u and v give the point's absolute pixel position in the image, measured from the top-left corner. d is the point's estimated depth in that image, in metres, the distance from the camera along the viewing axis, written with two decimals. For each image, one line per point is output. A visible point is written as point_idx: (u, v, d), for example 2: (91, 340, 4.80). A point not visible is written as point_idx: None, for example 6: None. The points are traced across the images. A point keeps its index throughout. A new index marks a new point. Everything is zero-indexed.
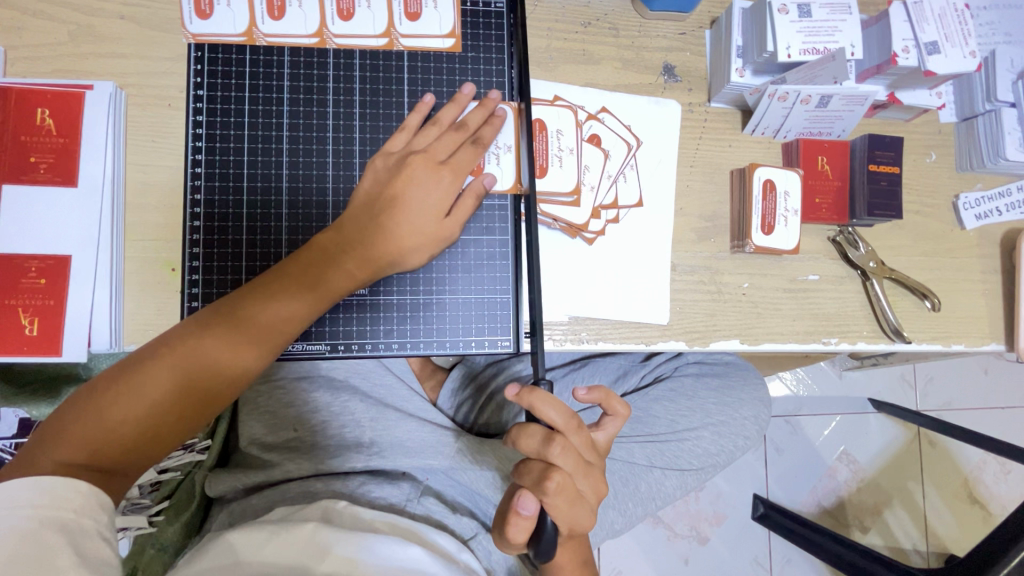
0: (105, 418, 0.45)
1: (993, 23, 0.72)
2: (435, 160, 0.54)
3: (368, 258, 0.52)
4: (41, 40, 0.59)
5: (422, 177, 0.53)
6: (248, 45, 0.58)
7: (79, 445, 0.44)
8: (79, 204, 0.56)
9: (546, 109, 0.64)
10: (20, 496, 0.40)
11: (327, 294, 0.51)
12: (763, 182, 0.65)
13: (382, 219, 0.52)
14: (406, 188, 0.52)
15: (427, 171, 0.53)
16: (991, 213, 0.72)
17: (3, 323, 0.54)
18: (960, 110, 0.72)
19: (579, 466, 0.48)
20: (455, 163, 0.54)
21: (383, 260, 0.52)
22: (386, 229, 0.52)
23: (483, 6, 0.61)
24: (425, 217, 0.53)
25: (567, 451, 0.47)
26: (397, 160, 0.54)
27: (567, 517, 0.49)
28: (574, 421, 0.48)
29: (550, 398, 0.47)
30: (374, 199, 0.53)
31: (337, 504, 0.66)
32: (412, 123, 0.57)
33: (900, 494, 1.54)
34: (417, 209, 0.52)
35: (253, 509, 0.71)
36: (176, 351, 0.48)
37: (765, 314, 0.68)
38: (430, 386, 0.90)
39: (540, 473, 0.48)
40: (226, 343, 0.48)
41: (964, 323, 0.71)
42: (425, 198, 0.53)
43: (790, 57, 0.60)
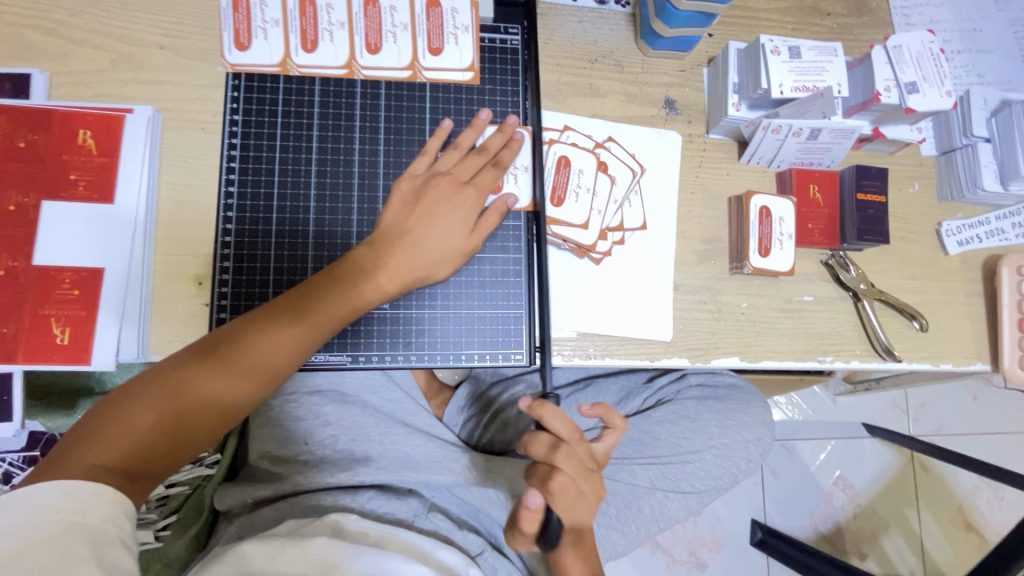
0: (140, 421, 0.47)
1: (967, 66, 0.79)
2: (459, 181, 0.58)
3: (393, 273, 0.55)
4: (84, 67, 0.63)
5: (447, 199, 0.57)
6: (282, 75, 0.62)
7: (109, 448, 0.46)
8: (114, 220, 0.59)
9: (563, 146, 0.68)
10: (51, 499, 0.42)
11: (354, 307, 0.54)
12: (759, 209, 0.69)
13: (409, 236, 0.56)
14: (432, 210, 0.56)
15: (451, 192, 0.58)
16: (972, 240, 0.77)
17: (35, 332, 0.56)
18: (940, 144, 0.77)
19: (582, 470, 0.51)
20: (478, 184, 0.59)
21: (408, 275, 0.55)
22: (414, 243, 0.56)
23: (500, 42, 0.66)
24: (449, 233, 0.57)
25: (571, 455, 0.51)
26: (422, 180, 0.58)
27: (568, 517, 0.52)
28: (582, 428, 0.52)
29: (554, 408, 0.50)
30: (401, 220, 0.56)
31: (347, 519, 0.67)
32: (434, 148, 0.61)
33: (896, 520, 1.55)
34: (444, 226, 0.56)
35: (262, 522, 0.72)
36: (211, 359, 0.50)
37: (763, 333, 0.71)
38: (436, 403, 0.91)
39: (546, 474, 0.51)
40: (258, 352, 0.50)
41: (950, 344, 0.75)
42: (450, 218, 0.57)
43: (783, 93, 0.65)
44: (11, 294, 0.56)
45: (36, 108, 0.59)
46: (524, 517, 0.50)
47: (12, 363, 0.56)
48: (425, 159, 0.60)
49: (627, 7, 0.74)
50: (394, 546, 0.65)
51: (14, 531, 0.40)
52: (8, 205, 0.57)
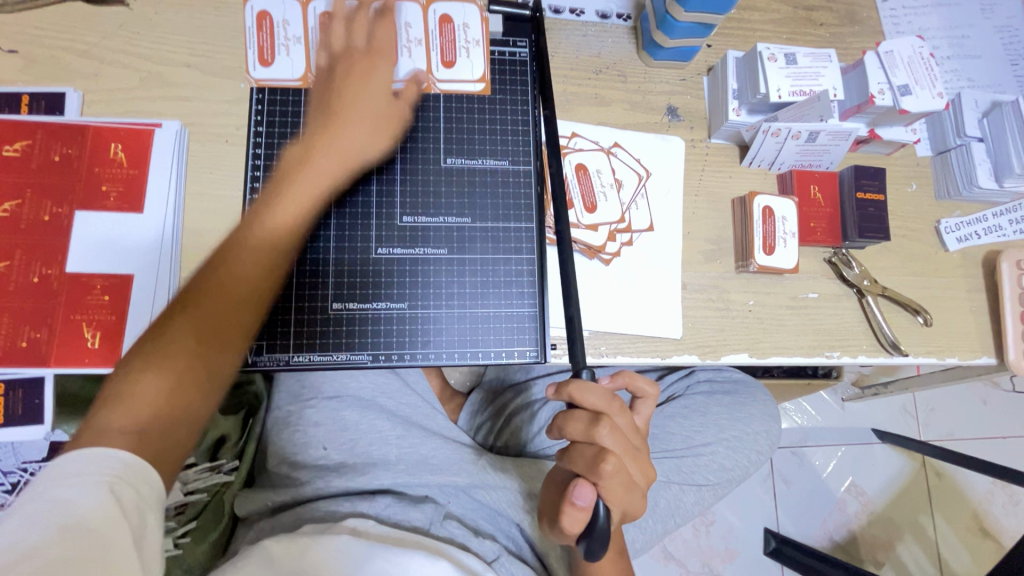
0: (142, 396, 0.45)
1: (957, 70, 0.82)
2: (359, 46, 0.62)
3: (317, 167, 0.57)
4: (115, 86, 0.66)
5: (359, 70, 0.60)
6: (304, 88, 0.65)
7: (121, 415, 0.44)
8: (143, 227, 0.62)
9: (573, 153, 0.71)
10: (79, 466, 0.40)
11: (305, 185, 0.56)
12: (762, 208, 0.71)
13: (297, 169, 0.56)
14: (352, 80, 0.60)
15: (362, 64, 0.61)
16: (971, 236, 0.79)
17: (66, 336, 0.58)
18: (935, 144, 0.80)
19: (630, 447, 0.45)
20: (378, 45, 0.62)
21: (342, 151, 0.58)
22: (327, 145, 0.57)
23: (509, 55, 0.69)
24: (377, 99, 0.60)
25: (615, 431, 0.44)
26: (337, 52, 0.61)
27: (621, 506, 0.45)
28: (618, 399, 0.45)
29: (586, 384, 0.44)
30: (304, 148, 0.57)
31: (366, 522, 0.68)
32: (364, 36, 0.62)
33: (911, 527, 1.54)
34: (374, 88, 0.60)
35: (282, 526, 0.73)
36: (178, 318, 0.49)
37: (770, 330, 0.72)
38: (451, 408, 0.95)
39: (592, 457, 0.44)
40: (218, 282, 0.51)
41: (956, 338, 0.76)
42: (369, 88, 0.60)
43: (781, 98, 0.68)
44: (44, 300, 0.58)
45: (70, 124, 0.62)
46: (571, 515, 0.44)
47: (45, 367, 0.58)
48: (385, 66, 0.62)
49: (628, 21, 0.77)
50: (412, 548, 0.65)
51: (38, 517, 0.38)
52: (43, 216, 0.60)
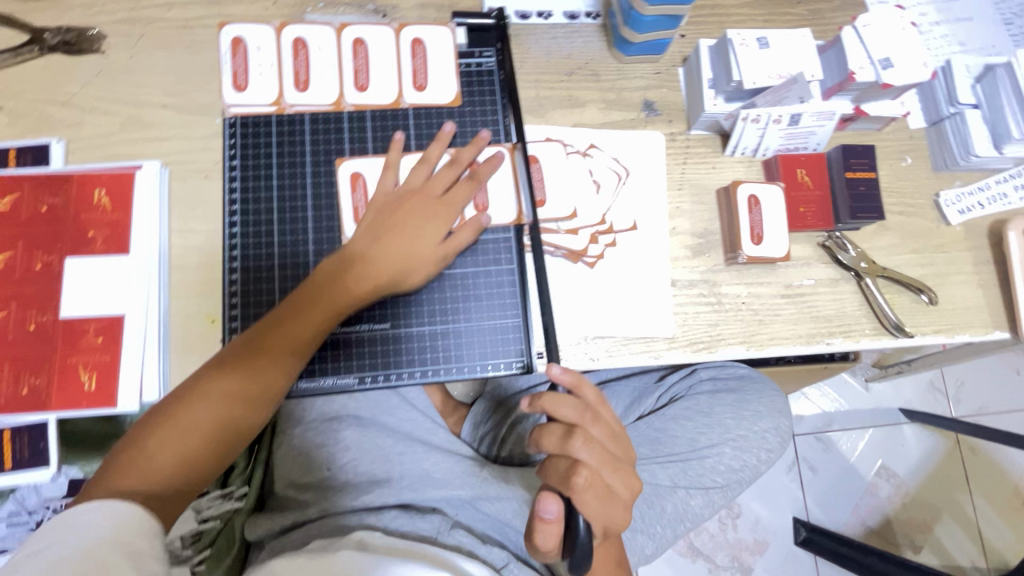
0: (147, 465, 0.50)
1: (947, 35, 0.79)
2: (430, 196, 0.62)
3: (368, 285, 0.59)
4: (97, 132, 0.68)
5: (418, 211, 0.61)
6: (277, 113, 0.65)
7: (130, 479, 0.49)
8: (130, 268, 0.63)
9: (541, 147, 0.70)
10: (91, 518, 0.44)
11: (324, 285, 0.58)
12: (747, 197, 0.70)
13: (359, 258, 0.59)
14: (405, 219, 0.60)
15: (423, 206, 0.61)
16: (974, 207, 0.75)
17: (64, 380, 0.60)
18: (929, 115, 0.77)
19: (605, 458, 0.46)
20: (450, 200, 0.62)
21: (379, 265, 0.59)
22: (406, 235, 0.60)
23: (476, 67, 0.69)
24: (431, 234, 0.60)
25: (589, 443, 0.45)
26: (395, 197, 0.62)
27: (601, 519, 0.46)
28: (590, 411, 0.46)
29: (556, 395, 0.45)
30: (359, 269, 0.59)
31: (372, 535, 0.69)
32: (434, 154, 0.64)
33: (949, 507, 1.48)
34: (410, 269, 0.60)
35: (290, 545, 0.73)
36: (186, 404, 0.53)
37: (766, 321, 0.71)
38: (454, 421, 0.92)
39: (565, 469, 0.45)
40: (242, 370, 0.55)
41: (964, 315, 0.73)
42: (420, 228, 0.60)
43: (756, 84, 0.67)
44: (41, 346, 0.60)
45: (56, 174, 0.64)
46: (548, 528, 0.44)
47: (45, 411, 0.59)
48: (426, 167, 0.63)
49: (598, 18, 0.76)
50: (416, 556, 0.66)
51: (55, 560, 0.41)
52: (36, 265, 0.62)
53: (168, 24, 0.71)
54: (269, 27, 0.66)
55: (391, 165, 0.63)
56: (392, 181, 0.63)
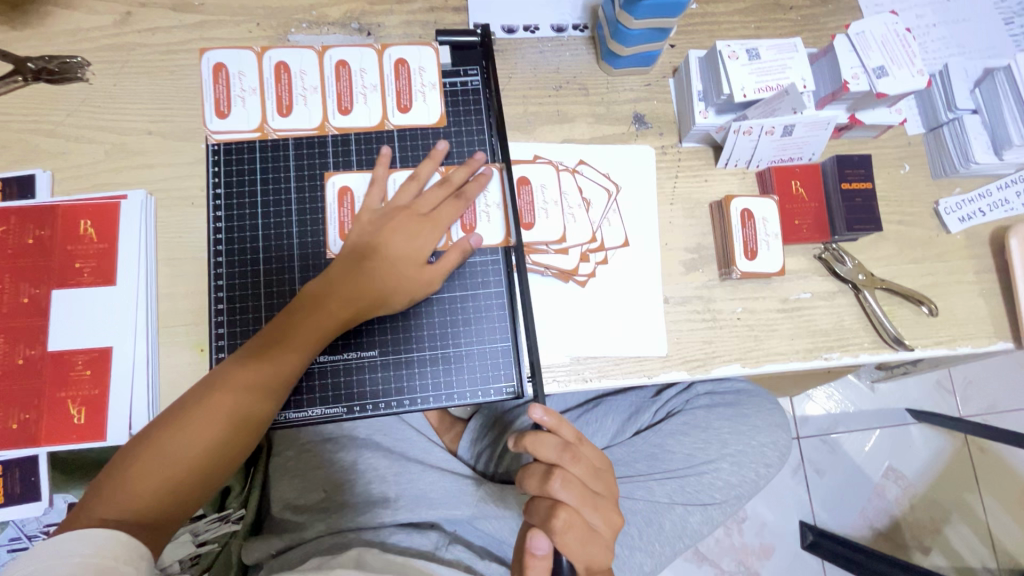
0: (131, 489, 0.50)
1: (945, 38, 0.77)
2: (419, 214, 0.61)
3: (357, 310, 0.58)
4: (82, 161, 0.67)
5: (404, 232, 0.60)
6: (261, 139, 0.65)
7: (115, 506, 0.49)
8: (117, 300, 0.63)
9: (529, 167, 0.69)
10: (73, 548, 0.44)
11: (311, 307, 0.58)
12: (741, 212, 0.68)
13: (346, 278, 0.58)
14: (391, 241, 0.60)
15: (409, 226, 0.60)
16: (975, 214, 0.74)
17: (53, 413, 0.60)
18: (926, 121, 0.75)
19: (585, 498, 0.48)
20: (437, 218, 0.61)
21: (365, 288, 0.58)
22: (395, 256, 0.59)
23: (461, 85, 0.68)
24: (416, 256, 0.60)
25: (569, 483, 0.48)
26: (384, 215, 0.61)
27: (582, 557, 0.48)
28: (569, 451, 0.49)
29: (538, 437, 0.48)
30: (347, 292, 0.58)
31: (370, 551, 0.69)
32: (424, 173, 0.63)
33: (958, 508, 1.46)
34: (395, 292, 0.59)
35: (290, 564, 0.74)
36: (170, 429, 0.53)
37: (762, 336, 0.69)
38: (450, 438, 0.90)
39: (547, 509, 0.48)
40: (228, 392, 0.54)
41: (966, 325, 0.72)
42: (405, 250, 0.60)
43: (746, 96, 0.65)
44: (30, 381, 0.60)
45: (41, 206, 0.64)
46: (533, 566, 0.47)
47: (36, 446, 0.59)
48: (414, 185, 0.62)
49: (586, 31, 0.75)
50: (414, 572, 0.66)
51: None
52: (23, 298, 0.62)
53: (151, 50, 0.70)
54: (251, 51, 0.67)
55: (378, 181, 0.63)
56: (377, 199, 0.63)
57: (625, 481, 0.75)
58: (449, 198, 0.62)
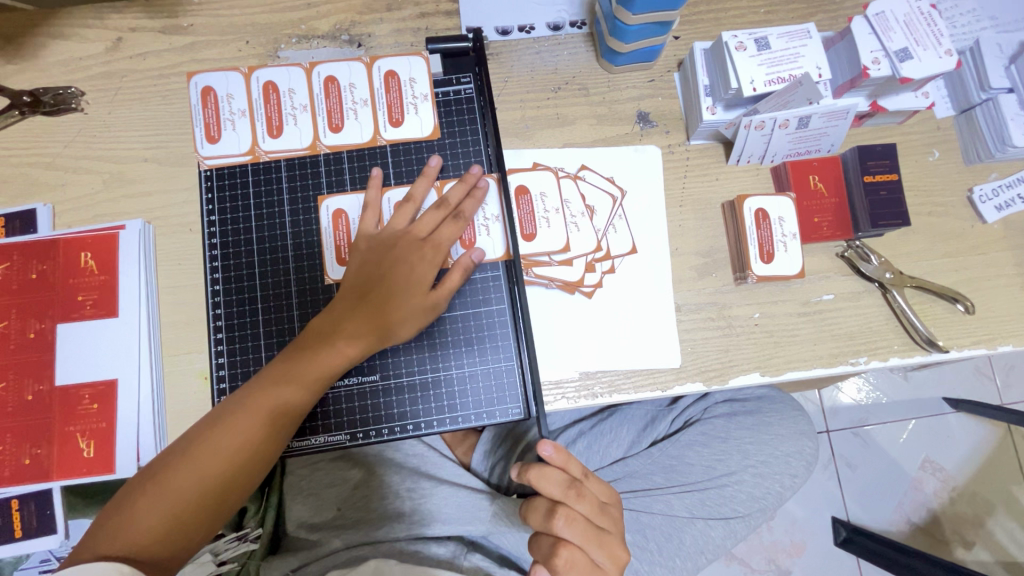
0: (131, 528, 0.50)
1: (975, 10, 0.70)
2: (418, 238, 0.59)
3: (361, 341, 0.56)
4: (81, 192, 0.67)
5: (404, 259, 0.58)
6: (253, 162, 0.64)
7: (115, 543, 0.49)
8: (120, 331, 0.63)
9: (527, 174, 0.66)
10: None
11: (312, 342, 0.56)
12: (755, 212, 0.65)
13: (348, 310, 0.57)
14: (391, 269, 0.58)
15: (409, 252, 0.58)
16: (1014, 201, 0.68)
17: (64, 448, 0.60)
18: (956, 103, 0.70)
19: (589, 535, 0.49)
20: (436, 241, 0.59)
21: (365, 318, 0.57)
22: (394, 284, 0.57)
23: (454, 94, 0.66)
24: (417, 283, 0.58)
25: (573, 521, 0.49)
26: (382, 240, 0.59)
27: None
28: (573, 488, 0.50)
29: (543, 472, 0.50)
30: (348, 323, 0.57)
31: (387, 562, 0.69)
32: (419, 192, 0.61)
33: (1002, 500, 1.39)
34: (397, 321, 0.57)
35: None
36: (173, 467, 0.52)
37: (782, 343, 0.66)
38: (463, 450, 0.89)
39: (549, 547, 0.49)
40: (226, 430, 0.53)
41: (1007, 323, 0.66)
42: (407, 278, 0.58)
43: (755, 90, 0.61)
44: (40, 416, 0.61)
45: (43, 240, 0.64)
46: None
47: (49, 480, 0.60)
48: (410, 207, 0.61)
49: (584, 27, 0.71)
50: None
51: None
52: (29, 333, 0.62)
53: (143, 76, 0.69)
54: (238, 72, 0.66)
55: (372, 204, 0.61)
56: (372, 223, 0.61)
57: (642, 496, 0.73)
58: (450, 218, 0.60)
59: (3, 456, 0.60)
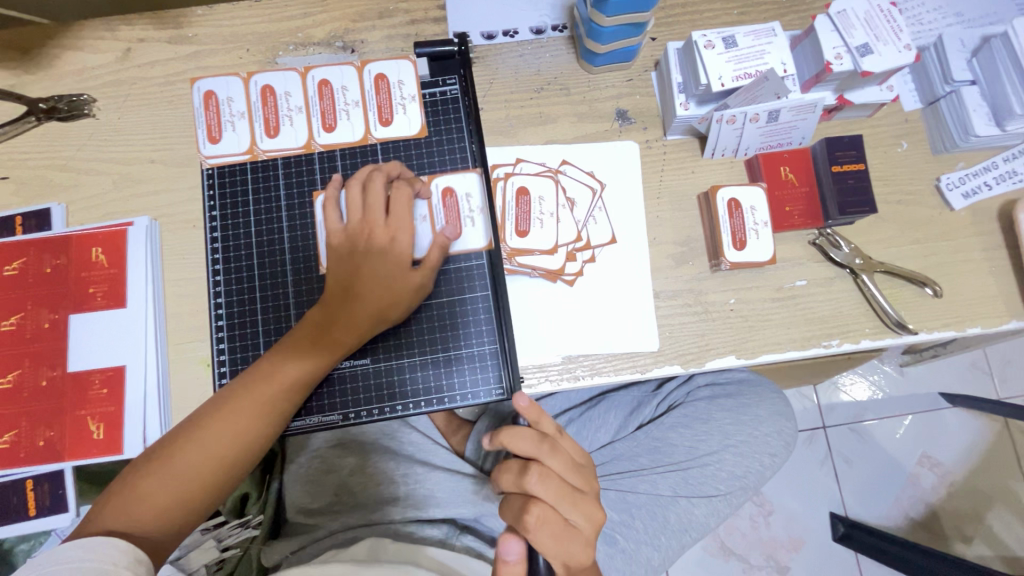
0: (138, 503, 0.53)
1: (941, 7, 0.73)
2: (382, 223, 0.61)
3: (351, 329, 0.60)
4: (92, 192, 0.72)
5: (372, 246, 0.60)
6: (251, 160, 0.69)
7: (122, 517, 0.52)
8: (129, 321, 0.67)
9: (529, 177, 0.70)
10: (72, 556, 0.47)
11: (308, 332, 0.60)
12: (728, 201, 0.68)
13: (337, 301, 0.60)
14: (363, 258, 0.60)
15: (376, 239, 0.60)
16: (980, 189, 0.71)
17: (76, 430, 0.64)
18: (922, 96, 0.73)
19: (561, 492, 0.52)
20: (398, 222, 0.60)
21: (349, 306, 0.59)
22: (368, 271, 0.59)
23: (440, 96, 0.70)
24: (390, 266, 0.60)
25: (545, 477, 0.52)
26: (350, 233, 0.61)
27: (560, 556, 0.51)
28: (544, 445, 0.53)
29: (515, 431, 0.53)
30: (336, 313, 0.60)
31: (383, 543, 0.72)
32: (375, 178, 0.62)
33: (1000, 494, 1.40)
34: (380, 303, 0.60)
35: (306, 558, 0.77)
36: (181, 447, 0.56)
37: (757, 327, 0.68)
38: (458, 440, 0.88)
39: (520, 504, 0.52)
40: (230, 413, 0.57)
41: (976, 305, 0.69)
42: (381, 263, 0.60)
43: (724, 86, 0.64)
44: (54, 402, 0.65)
45: (57, 237, 0.68)
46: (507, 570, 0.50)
47: (61, 461, 0.64)
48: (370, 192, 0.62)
49: (565, 31, 0.75)
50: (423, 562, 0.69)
51: None
52: (44, 323, 0.66)
53: (151, 83, 0.74)
54: (238, 77, 0.70)
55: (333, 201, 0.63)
56: (338, 218, 0.62)
57: (628, 477, 0.76)
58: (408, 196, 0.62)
59: (19, 439, 0.64)
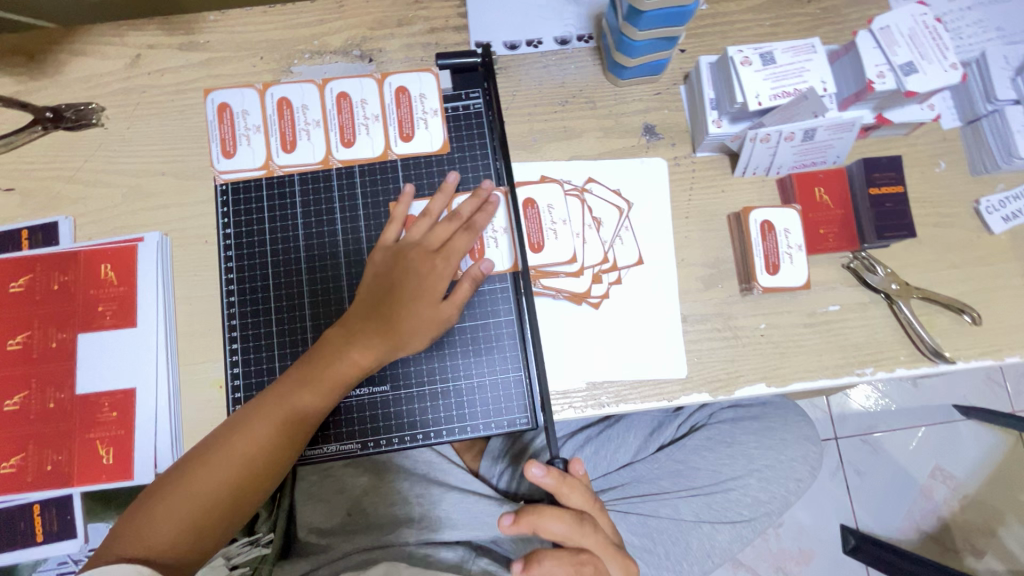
0: (149, 530, 0.51)
1: (982, 20, 0.70)
2: (430, 250, 0.60)
3: (374, 354, 0.58)
4: (100, 205, 0.69)
5: (415, 271, 0.59)
6: (266, 176, 0.66)
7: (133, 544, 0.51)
8: (138, 341, 0.64)
9: (538, 187, 0.68)
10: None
11: (330, 355, 0.57)
12: (761, 223, 0.65)
13: (366, 323, 0.58)
14: (403, 281, 0.59)
15: (420, 265, 0.60)
16: (1020, 212, 0.68)
17: (84, 455, 0.62)
18: (962, 114, 0.70)
19: (607, 547, 0.56)
20: (448, 252, 0.60)
21: (380, 332, 0.58)
22: (407, 298, 0.58)
23: (462, 109, 0.68)
24: (426, 297, 0.59)
25: (596, 531, 0.56)
26: (396, 254, 0.61)
27: None
28: (595, 504, 0.58)
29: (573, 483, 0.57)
30: (363, 336, 0.58)
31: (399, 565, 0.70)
32: (434, 208, 0.63)
33: (1015, 509, 1.38)
34: (410, 334, 0.58)
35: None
36: (193, 472, 0.54)
37: (788, 353, 0.66)
38: (471, 457, 0.89)
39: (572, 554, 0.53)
40: (244, 437, 0.55)
41: (1015, 333, 0.67)
42: (418, 291, 0.59)
43: (761, 104, 0.61)
44: (61, 424, 0.63)
45: (64, 253, 0.66)
46: None
47: (69, 486, 0.62)
48: (424, 220, 0.62)
49: (591, 41, 0.72)
50: None
51: None
52: (51, 343, 0.64)
53: (161, 92, 0.71)
54: (253, 89, 0.68)
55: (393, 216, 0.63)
56: (391, 235, 0.62)
57: (649, 501, 0.73)
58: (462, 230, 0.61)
59: (26, 462, 0.62)
